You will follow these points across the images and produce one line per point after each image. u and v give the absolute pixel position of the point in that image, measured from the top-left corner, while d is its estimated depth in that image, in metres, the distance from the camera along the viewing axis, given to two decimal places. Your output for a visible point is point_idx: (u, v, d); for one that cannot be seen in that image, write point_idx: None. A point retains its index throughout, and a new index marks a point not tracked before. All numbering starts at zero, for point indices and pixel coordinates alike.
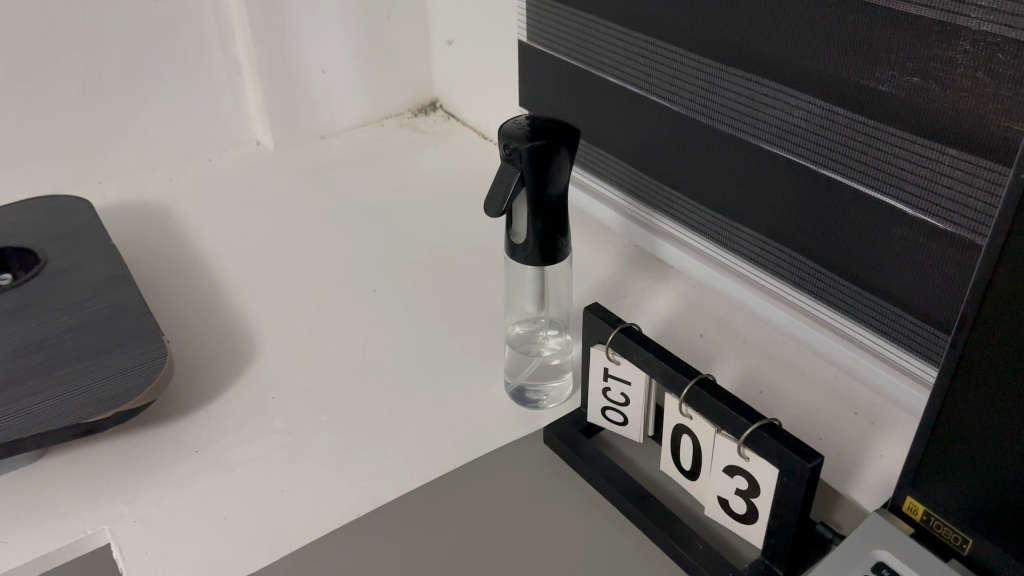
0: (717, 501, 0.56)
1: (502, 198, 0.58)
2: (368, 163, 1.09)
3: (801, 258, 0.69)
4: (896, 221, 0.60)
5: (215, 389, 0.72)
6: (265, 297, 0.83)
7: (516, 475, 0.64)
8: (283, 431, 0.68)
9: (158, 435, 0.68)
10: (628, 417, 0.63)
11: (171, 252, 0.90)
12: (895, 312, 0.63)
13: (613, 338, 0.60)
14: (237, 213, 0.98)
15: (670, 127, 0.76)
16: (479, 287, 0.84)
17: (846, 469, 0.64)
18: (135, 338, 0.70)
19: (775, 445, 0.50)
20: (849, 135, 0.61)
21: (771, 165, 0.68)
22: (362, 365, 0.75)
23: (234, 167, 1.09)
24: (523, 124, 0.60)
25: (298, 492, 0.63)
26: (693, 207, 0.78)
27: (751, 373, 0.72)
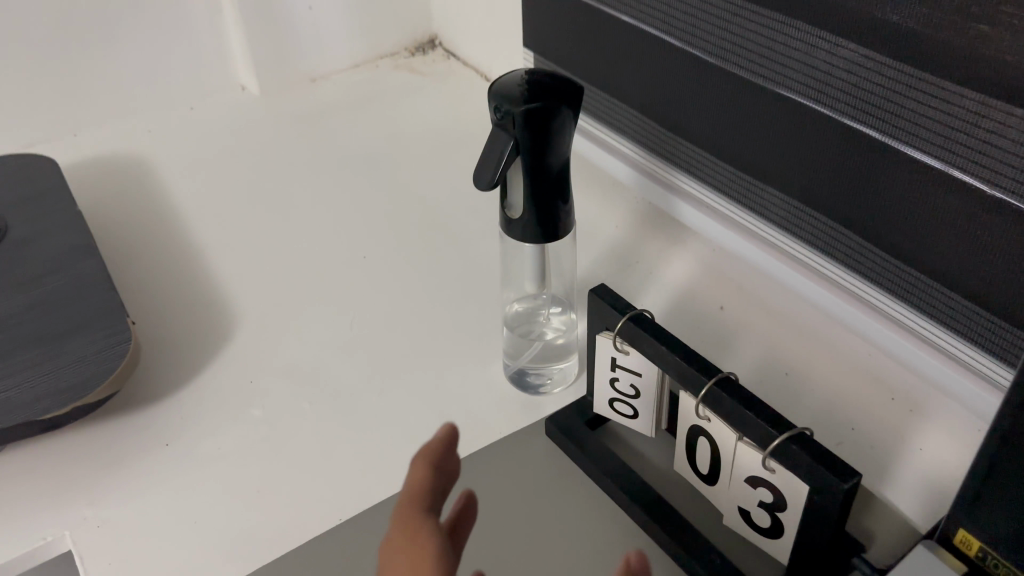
0: (737, 512, 0.50)
1: (494, 170, 0.51)
2: (360, 109, 1.01)
3: (832, 227, 0.61)
4: (949, 192, 0.52)
5: (190, 370, 0.66)
6: (245, 264, 0.77)
7: (511, 472, 0.58)
8: (260, 420, 0.62)
9: (127, 422, 0.62)
10: (638, 410, 0.56)
11: (146, 212, 0.84)
12: (939, 291, 0.55)
13: (621, 326, 0.53)
14: (218, 167, 0.91)
15: (690, 76, 0.68)
16: (477, 250, 0.77)
17: (878, 467, 0.57)
18: (98, 316, 0.64)
19: (805, 461, 0.44)
20: (898, 91, 0.52)
21: (805, 121, 0.59)
22: (348, 343, 0.68)
23: (217, 114, 1.01)
24: (519, 82, 0.52)
25: (278, 490, 0.58)
26: (712, 165, 0.70)
27: (775, 353, 0.65)
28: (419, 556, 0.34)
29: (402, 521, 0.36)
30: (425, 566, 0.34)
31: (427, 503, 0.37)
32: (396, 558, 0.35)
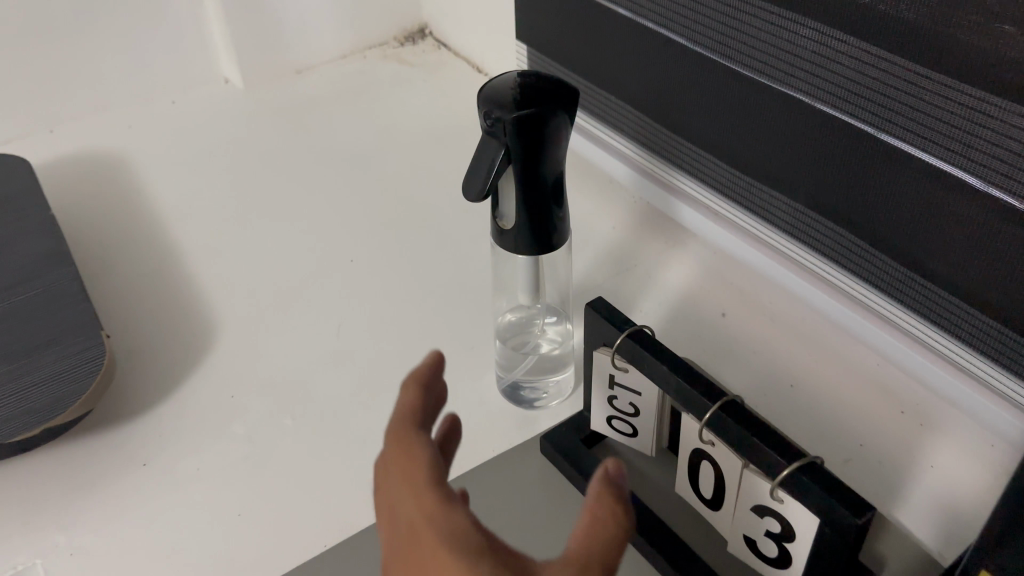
0: (743, 540, 0.48)
1: (484, 180, 0.48)
2: (347, 102, 0.97)
3: (845, 233, 0.59)
4: (970, 202, 0.50)
5: (168, 384, 0.63)
6: (227, 270, 0.74)
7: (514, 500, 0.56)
8: (241, 437, 0.60)
9: (102, 442, 0.60)
10: (638, 428, 0.53)
11: (124, 214, 0.80)
12: (958, 304, 0.53)
13: (619, 344, 0.50)
14: (199, 164, 0.88)
15: (692, 72, 0.65)
16: (469, 253, 0.74)
17: (889, 484, 0.54)
18: (71, 329, 0.61)
19: (817, 493, 0.41)
20: (919, 96, 0.50)
21: (816, 124, 0.57)
22: (334, 354, 0.65)
23: (199, 108, 0.98)
24: (510, 86, 0.48)
25: (261, 512, 0.55)
26: (717, 166, 0.67)
27: (779, 362, 0.63)
28: (414, 478, 0.31)
29: (392, 445, 0.32)
30: (424, 490, 0.30)
31: (416, 423, 0.33)
32: (388, 475, 0.32)
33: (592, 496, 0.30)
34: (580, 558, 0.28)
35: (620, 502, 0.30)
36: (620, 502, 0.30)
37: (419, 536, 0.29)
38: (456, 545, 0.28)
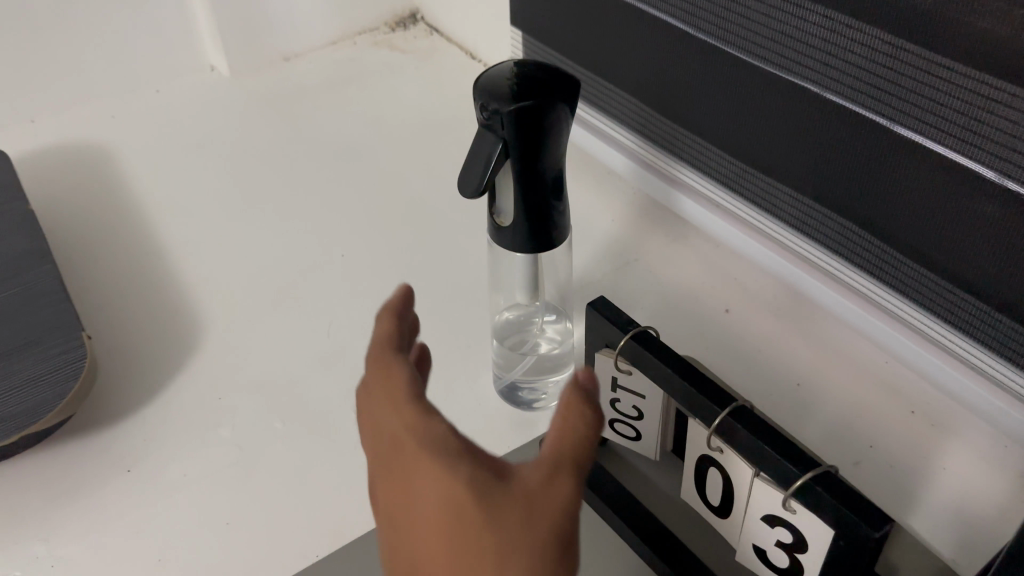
0: (753, 549, 0.46)
1: (480, 176, 0.46)
2: (337, 91, 0.95)
3: (853, 229, 0.57)
4: (987, 197, 0.48)
5: (154, 387, 0.61)
6: (214, 266, 0.71)
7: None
8: (229, 442, 0.57)
9: (85, 447, 0.57)
10: (642, 432, 0.52)
11: (107, 208, 0.78)
12: (971, 304, 0.52)
13: (622, 346, 0.48)
14: (185, 156, 0.85)
15: (694, 60, 0.63)
16: (464, 248, 0.72)
17: (900, 491, 0.52)
18: (51, 331, 0.59)
19: (832, 505, 0.39)
20: (933, 85, 0.48)
21: (825, 114, 0.55)
22: (326, 353, 0.63)
23: (184, 97, 0.95)
24: (507, 76, 0.46)
25: (250, 520, 0.53)
26: (719, 159, 0.65)
27: (785, 362, 0.61)
28: (396, 394, 0.37)
29: (375, 370, 0.38)
30: (403, 403, 0.36)
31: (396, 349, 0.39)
32: (373, 398, 0.38)
33: (562, 400, 0.36)
34: (553, 454, 0.34)
35: (586, 403, 0.36)
36: (589, 406, 0.36)
37: (404, 445, 0.35)
38: (438, 449, 0.34)
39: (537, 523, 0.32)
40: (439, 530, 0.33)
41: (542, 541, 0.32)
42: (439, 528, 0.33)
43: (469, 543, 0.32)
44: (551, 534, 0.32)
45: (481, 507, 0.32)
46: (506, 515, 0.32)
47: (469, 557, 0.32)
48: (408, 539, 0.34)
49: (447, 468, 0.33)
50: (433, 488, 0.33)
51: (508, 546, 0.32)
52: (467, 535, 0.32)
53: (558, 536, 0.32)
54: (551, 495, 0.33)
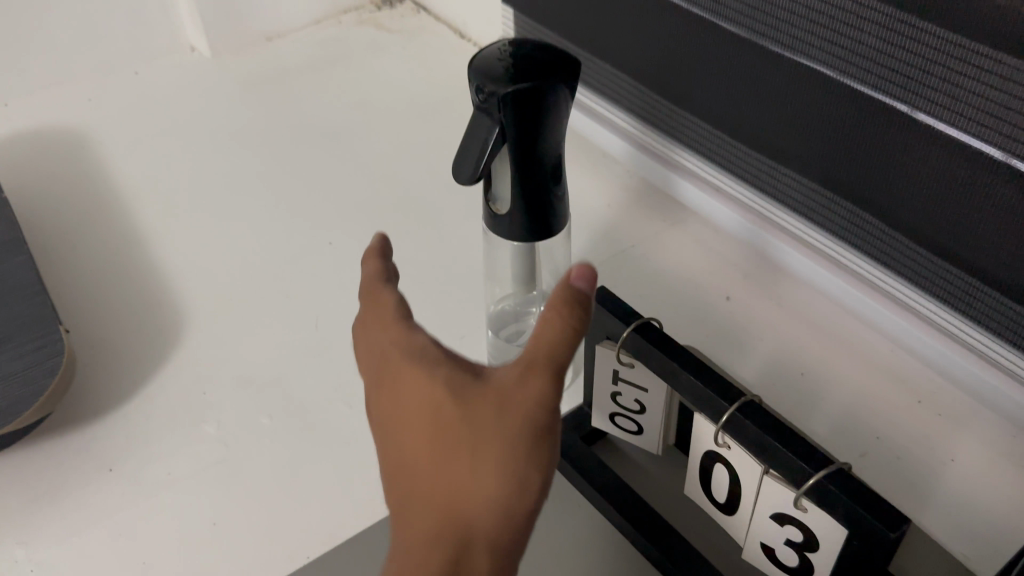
0: (761, 548, 0.44)
1: (476, 162, 0.44)
2: (322, 72, 0.92)
3: (861, 213, 0.56)
4: (1004, 179, 0.46)
5: (135, 382, 0.59)
6: (197, 255, 0.69)
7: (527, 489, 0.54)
8: (215, 439, 0.55)
9: (65, 446, 0.55)
10: (643, 426, 0.50)
11: (83, 194, 0.75)
12: (985, 292, 0.51)
13: (624, 339, 0.46)
14: (165, 140, 0.82)
15: (698, 39, 0.61)
16: (455, 235, 0.70)
17: (909, 483, 0.51)
18: (27, 325, 0.56)
19: (845, 504, 0.38)
20: (946, 65, 0.46)
21: (834, 95, 0.53)
22: (314, 346, 0.61)
23: (163, 79, 0.92)
24: (502, 55, 0.44)
25: (238, 520, 0.51)
26: (724, 142, 0.64)
27: (788, 349, 0.59)
28: (383, 311, 0.38)
29: (367, 288, 0.39)
30: (391, 323, 0.37)
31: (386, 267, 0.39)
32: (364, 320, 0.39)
33: (553, 299, 0.34)
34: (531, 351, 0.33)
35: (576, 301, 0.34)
36: (580, 305, 0.33)
37: (390, 359, 0.36)
38: (419, 357, 0.35)
39: (508, 418, 0.32)
40: (417, 431, 0.34)
41: (515, 439, 0.32)
42: (417, 429, 0.34)
43: (444, 440, 0.33)
44: (523, 430, 0.32)
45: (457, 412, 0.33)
46: (478, 413, 0.33)
47: (443, 454, 0.33)
48: (393, 444, 0.35)
49: (426, 377, 0.34)
50: (412, 393, 0.34)
51: (481, 445, 0.32)
52: (442, 434, 0.33)
53: (533, 433, 0.32)
54: (523, 392, 0.33)
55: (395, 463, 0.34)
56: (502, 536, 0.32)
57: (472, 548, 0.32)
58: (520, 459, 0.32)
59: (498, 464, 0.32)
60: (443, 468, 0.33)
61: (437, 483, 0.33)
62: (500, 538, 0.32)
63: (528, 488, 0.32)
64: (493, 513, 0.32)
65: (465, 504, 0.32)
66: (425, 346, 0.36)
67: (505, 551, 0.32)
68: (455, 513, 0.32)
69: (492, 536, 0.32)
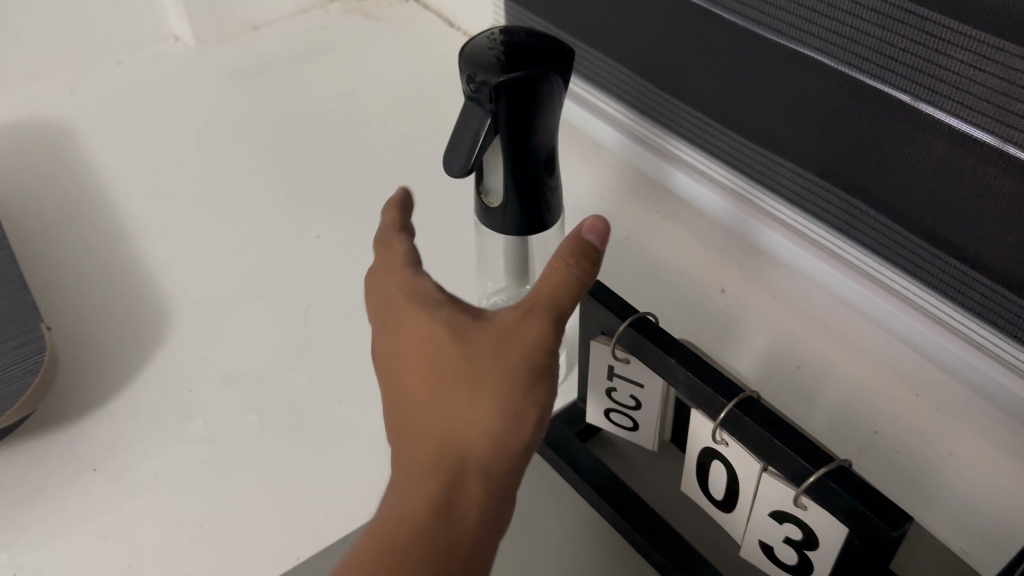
0: (759, 546, 0.43)
1: (468, 154, 0.43)
2: (309, 62, 0.90)
3: (859, 203, 0.55)
4: (1004, 169, 0.46)
5: (120, 380, 0.58)
6: (183, 250, 0.68)
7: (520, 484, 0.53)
8: (202, 437, 0.54)
9: (48, 446, 0.54)
10: (639, 422, 0.49)
11: (65, 188, 0.74)
12: (986, 284, 0.50)
13: (620, 335, 0.45)
14: (149, 132, 0.81)
15: (693, 26, 0.60)
16: (446, 227, 0.69)
17: (908, 477, 0.50)
18: (7, 322, 0.55)
19: (845, 503, 0.37)
20: (945, 52, 0.45)
21: (832, 83, 0.52)
22: (303, 342, 0.60)
23: (147, 70, 0.90)
24: (492, 43, 0.42)
25: (225, 521, 0.50)
26: (719, 132, 0.63)
27: (785, 342, 0.59)
28: (394, 260, 0.41)
29: (381, 240, 0.42)
30: (400, 270, 0.40)
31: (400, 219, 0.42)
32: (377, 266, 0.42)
33: (562, 250, 0.37)
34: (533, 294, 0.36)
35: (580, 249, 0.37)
36: (583, 254, 0.37)
37: (397, 303, 0.39)
38: (426, 302, 0.38)
39: (505, 357, 0.35)
40: (421, 369, 0.37)
41: (513, 374, 0.35)
42: (422, 368, 0.37)
43: (446, 378, 0.36)
44: (519, 368, 0.35)
45: (458, 350, 0.36)
46: (478, 351, 0.35)
47: (444, 390, 0.36)
48: (399, 380, 0.38)
49: (430, 319, 0.37)
50: (418, 334, 0.37)
51: (480, 380, 0.35)
52: (443, 371, 0.36)
53: (529, 370, 0.35)
54: (521, 333, 0.35)
55: (402, 399, 0.38)
56: (495, 466, 0.35)
57: (467, 476, 0.35)
58: (515, 395, 0.35)
59: (494, 399, 0.35)
60: (444, 402, 0.36)
61: (438, 415, 0.36)
62: (493, 467, 0.35)
63: (522, 422, 0.35)
64: (488, 444, 0.34)
65: (463, 433, 0.35)
66: (433, 293, 0.39)
67: (499, 480, 0.35)
68: (453, 443, 0.35)
69: (486, 466, 0.35)
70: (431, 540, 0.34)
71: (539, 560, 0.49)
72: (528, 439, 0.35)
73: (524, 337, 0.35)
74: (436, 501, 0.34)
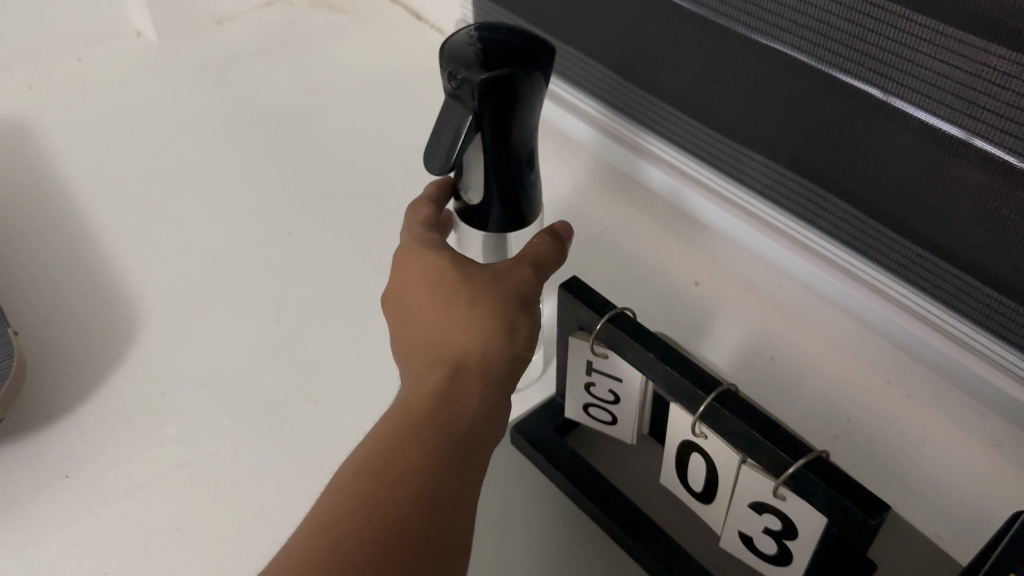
0: (739, 536, 0.44)
1: (449, 151, 0.42)
2: (274, 56, 0.89)
3: (829, 196, 0.56)
4: (970, 161, 0.46)
5: (89, 384, 0.57)
6: (150, 250, 0.66)
7: (498, 478, 0.53)
8: (175, 441, 0.54)
9: (17, 454, 0.53)
10: (617, 416, 0.49)
11: (26, 188, 0.72)
12: (955, 275, 0.51)
13: (599, 329, 0.45)
14: (111, 129, 0.79)
15: (664, 21, 0.60)
16: None
17: (881, 462, 0.51)
18: None
19: (825, 493, 0.37)
20: (910, 46, 0.46)
21: (801, 77, 0.53)
22: (276, 342, 0.59)
23: (108, 65, 0.89)
24: (471, 39, 0.42)
25: (200, 525, 0.50)
26: (689, 125, 0.64)
27: (759, 333, 0.59)
28: (413, 219, 0.49)
29: (410, 209, 0.50)
30: (413, 227, 0.48)
31: (432, 192, 0.50)
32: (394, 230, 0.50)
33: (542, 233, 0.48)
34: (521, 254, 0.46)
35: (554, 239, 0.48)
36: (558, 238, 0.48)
37: (407, 251, 0.47)
38: (436, 247, 0.46)
39: (501, 287, 0.44)
40: (431, 294, 0.44)
41: (506, 299, 0.43)
42: (431, 292, 0.44)
43: (452, 298, 0.43)
44: (511, 298, 0.43)
45: (461, 278, 0.44)
46: (478, 279, 0.44)
47: (451, 308, 0.43)
48: (410, 307, 0.45)
49: (438, 256, 0.45)
50: (429, 267, 0.45)
51: (481, 299, 0.43)
52: (450, 294, 0.43)
53: (518, 299, 0.44)
54: (514, 274, 0.44)
55: (413, 324, 0.44)
56: (493, 363, 0.41)
57: (469, 368, 0.41)
58: (509, 312, 0.43)
59: (492, 314, 0.42)
60: (451, 316, 0.43)
61: (445, 328, 0.42)
62: (492, 364, 0.41)
63: (515, 334, 0.42)
64: (488, 345, 0.41)
65: (467, 337, 0.42)
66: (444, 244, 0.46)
67: (495, 377, 0.41)
68: (458, 346, 0.42)
69: (486, 362, 0.41)
70: (442, 406, 0.39)
71: (512, 555, 0.50)
72: (517, 352, 0.42)
73: (518, 276, 0.44)
74: (446, 381, 0.40)
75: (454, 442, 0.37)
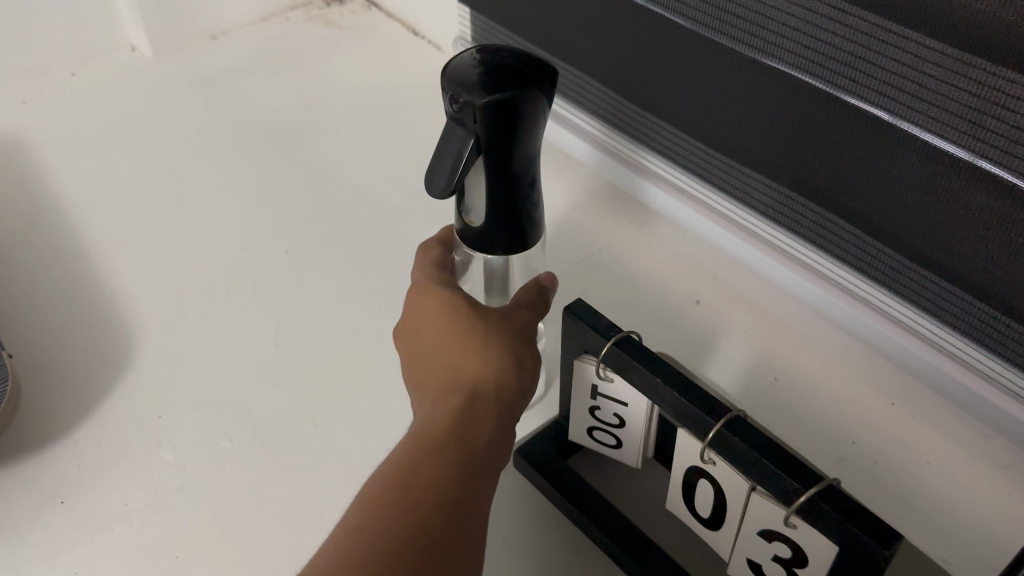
0: (747, 563, 0.43)
1: (449, 176, 0.42)
2: (270, 71, 0.88)
3: (832, 216, 0.56)
4: (976, 183, 0.46)
5: (84, 408, 0.56)
6: (146, 268, 0.66)
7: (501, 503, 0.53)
8: (173, 464, 0.53)
9: (12, 479, 0.52)
10: (622, 440, 0.49)
11: (21, 205, 0.71)
12: (960, 297, 0.51)
13: (605, 353, 0.45)
14: (107, 145, 0.78)
15: (664, 40, 0.60)
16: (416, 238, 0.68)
17: (888, 486, 0.51)
18: None
19: (837, 523, 0.37)
20: (916, 67, 0.46)
21: (805, 98, 0.53)
22: (275, 362, 0.59)
23: (103, 80, 0.88)
24: (476, 62, 0.42)
25: (199, 551, 0.49)
26: (689, 144, 0.63)
27: (762, 354, 0.59)
28: (425, 260, 0.49)
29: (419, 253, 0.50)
30: (425, 266, 0.48)
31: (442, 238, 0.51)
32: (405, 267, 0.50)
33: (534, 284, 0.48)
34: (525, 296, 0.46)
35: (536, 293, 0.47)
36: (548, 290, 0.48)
37: (418, 285, 0.46)
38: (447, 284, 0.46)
39: (509, 324, 0.43)
40: (439, 324, 0.43)
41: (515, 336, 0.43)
42: (441, 321, 0.43)
43: (463, 327, 0.43)
44: (520, 332, 0.44)
45: (472, 309, 0.43)
46: (488, 313, 0.44)
47: (461, 337, 0.42)
48: (420, 338, 0.44)
49: (449, 289, 0.45)
50: (441, 294, 0.44)
51: (491, 331, 0.42)
52: (461, 323, 0.43)
53: (525, 337, 0.44)
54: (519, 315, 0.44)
55: (423, 349, 0.44)
56: (504, 394, 0.41)
57: (482, 398, 0.40)
58: (518, 348, 0.43)
59: (503, 346, 0.42)
60: (461, 344, 0.42)
61: (455, 357, 0.42)
62: (503, 396, 0.41)
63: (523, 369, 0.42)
64: (500, 376, 0.41)
65: (478, 367, 0.41)
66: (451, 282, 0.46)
67: (505, 409, 0.41)
68: (470, 374, 0.41)
69: (498, 393, 0.41)
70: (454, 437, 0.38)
71: None
72: (525, 384, 0.42)
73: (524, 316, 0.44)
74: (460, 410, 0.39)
75: (461, 471, 0.37)
